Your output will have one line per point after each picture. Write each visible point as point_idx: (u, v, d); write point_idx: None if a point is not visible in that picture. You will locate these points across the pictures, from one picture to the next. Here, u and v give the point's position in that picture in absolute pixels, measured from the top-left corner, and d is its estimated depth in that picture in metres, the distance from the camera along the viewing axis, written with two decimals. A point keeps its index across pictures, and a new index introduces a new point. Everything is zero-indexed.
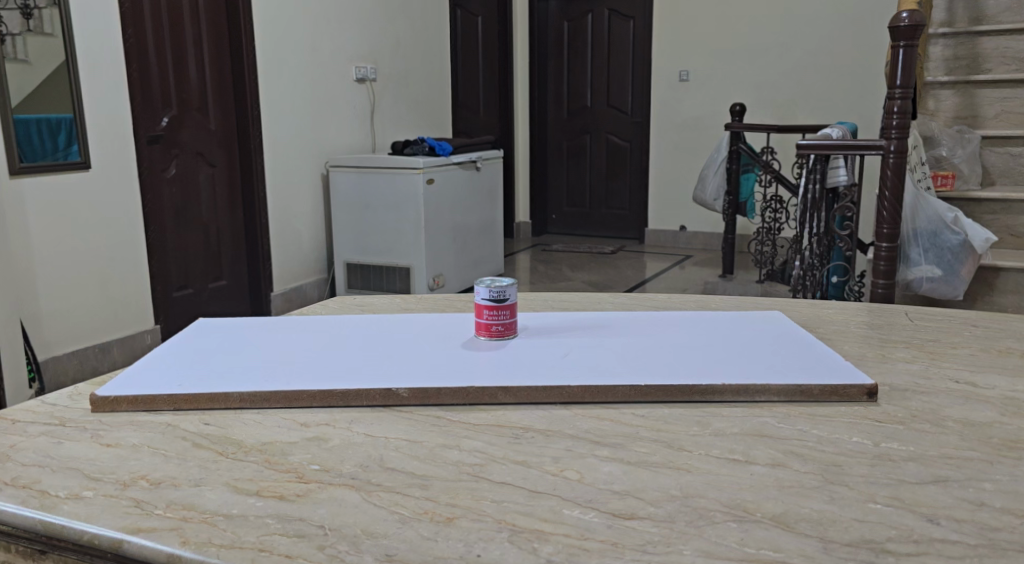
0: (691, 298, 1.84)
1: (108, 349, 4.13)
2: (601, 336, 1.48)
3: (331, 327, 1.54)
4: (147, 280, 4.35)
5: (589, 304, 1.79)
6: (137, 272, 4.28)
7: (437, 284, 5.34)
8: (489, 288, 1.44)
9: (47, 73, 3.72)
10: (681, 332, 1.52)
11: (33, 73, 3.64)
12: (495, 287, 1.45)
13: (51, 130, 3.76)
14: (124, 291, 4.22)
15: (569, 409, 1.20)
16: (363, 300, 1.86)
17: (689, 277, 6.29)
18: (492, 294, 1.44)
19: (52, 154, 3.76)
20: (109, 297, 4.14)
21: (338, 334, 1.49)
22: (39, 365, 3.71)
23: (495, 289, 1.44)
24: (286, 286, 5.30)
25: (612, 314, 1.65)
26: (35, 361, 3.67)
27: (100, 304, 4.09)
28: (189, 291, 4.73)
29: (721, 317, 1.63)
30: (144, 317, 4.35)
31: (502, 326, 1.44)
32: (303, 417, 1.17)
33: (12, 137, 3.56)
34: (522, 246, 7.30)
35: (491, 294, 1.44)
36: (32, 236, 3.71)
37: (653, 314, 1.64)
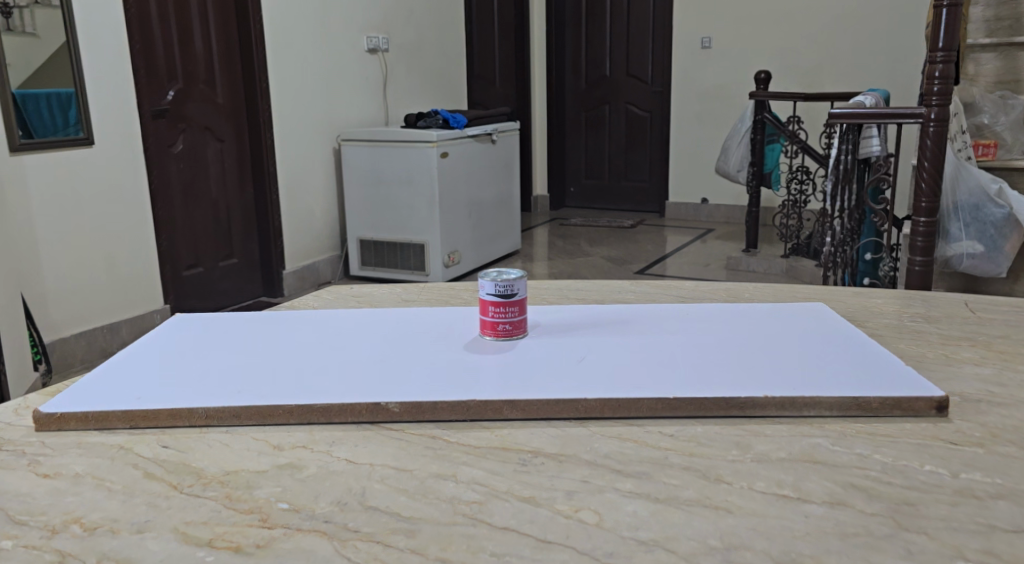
0: (719, 286, 1.66)
1: (117, 329, 4.01)
2: (621, 335, 1.31)
3: (316, 325, 1.38)
4: (156, 259, 4.22)
5: (607, 294, 1.62)
6: (145, 251, 4.15)
7: (453, 261, 5.18)
8: (493, 283, 1.27)
9: (56, 46, 3.61)
10: (710, 329, 1.34)
11: (41, 47, 3.54)
12: (501, 280, 1.27)
13: (62, 104, 3.66)
14: (132, 270, 4.09)
15: (585, 427, 1.03)
16: (357, 291, 1.70)
17: (711, 252, 6.11)
18: (498, 289, 1.27)
19: (63, 129, 3.67)
20: (117, 276, 4.01)
21: (324, 334, 1.34)
22: (46, 347, 3.59)
23: (500, 285, 1.27)
24: (299, 264, 5.16)
25: (632, 308, 1.47)
26: (42, 343, 3.54)
27: (108, 284, 3.97)
28: (200, 270, 4.60)
29: (756, 311, 1.45)
30: (153, 299, 4.22)
31: (510, 326, 1.27)
32: (278, 438, 1.01)
33: (12, 113, 3.44)
34: (540, 220, 7.11)
35: (498, 289, 1.27)
36: (33, 216, 3.57)
37: (679, 307, 1.47)
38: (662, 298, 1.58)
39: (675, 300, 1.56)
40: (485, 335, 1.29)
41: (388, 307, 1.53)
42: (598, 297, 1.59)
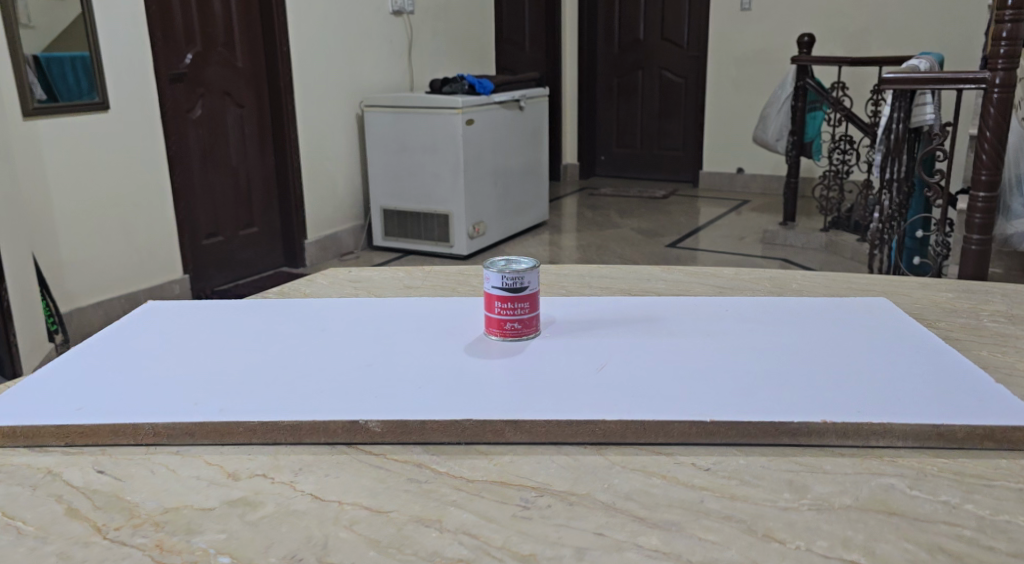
0: (763, 275, 1.47)
1: (136, 299, 3.91)
2: (652, 336, 1.12)
3: (298, 323, 1.22)
4: (175, 228, 4.08)
5: (634, 282, 1.44)
6: (163, 220, 4.01)
7: (478, 232, 5.00)
8: (501, 275, 1.08)
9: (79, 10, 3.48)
10: (754, 329, 1.15)
11: (65, 10, 3.42)
12: (510, 271, 1.08)
13: (87, 68, 3.55)
14: (151, 238, 3.97)
15: (604, 456, 0.85)
16: (355, 275, 1.53)
17: (746, 224, 5.87)
18: (506, 282, 1.09)
19: (88, 95, 3.56)
20: (135, 245, 3.89)
21: (306, 334, 1.17)
22: (62, 317, 3.50)
23: (509, 278, 1.08)
24: (321, 233, 5.01)
25: (662, 301, 1.28)
26: (58, 313, 3.44)
27: (126, 253, 3.85)
28: (220, 238, 4.48)
29: (806, 307, 1.25)
30: (172, 270, 4.10)
31: (522, 323, 1.10)
32: (236, 463, 0.85)
33: (28, 78, 3.29)
34: (569, 189, 6.89)
35: (505, 282, 1.09)
36: (48, 183, 3.45)
37: (714, 301, 1.28)
38: (699, 289, 1.39)
39: (714, 293, 1.37)
40: (489, 335, 1.11)
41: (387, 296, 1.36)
42: (624, 286, 1.41)
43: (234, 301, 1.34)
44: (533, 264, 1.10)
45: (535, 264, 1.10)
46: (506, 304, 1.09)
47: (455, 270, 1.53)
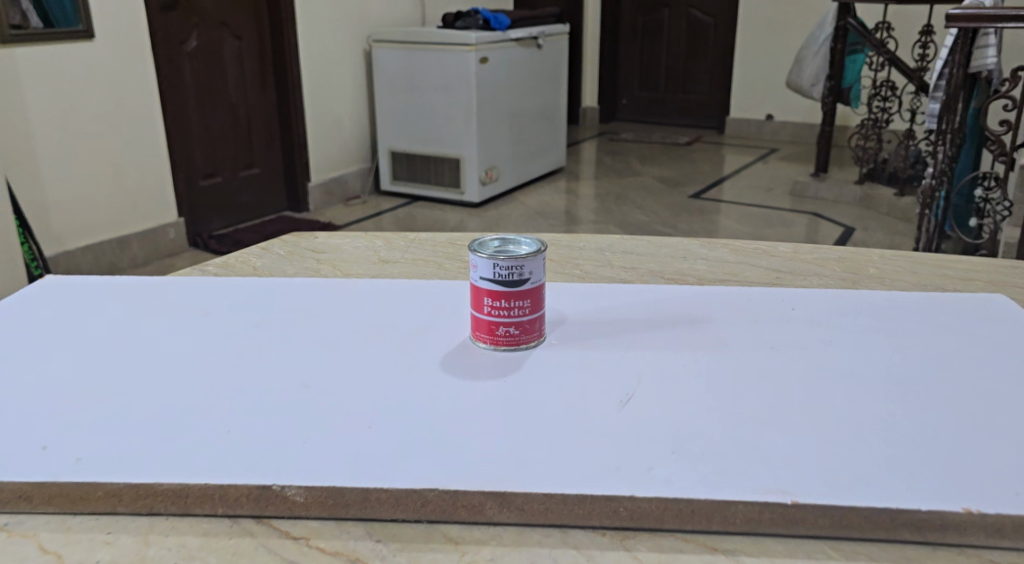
0: (830, 255, 1.17)
1: (129, 244, 3.48)
2: (696, 348, 0.82)
3: (223, 314, 0.92)
4: (170, 171, 3.62)
5: (667, 262, 1.14)
6: (157, 162, 3.55)
7: (490, 178, 4.67)
8: (494, 265, 0.79)
9: None
10: (835, 338, 0.85)
11: None
12: (506, 259, 0.79)
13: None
14: (145, 182, 3.52)
15: (632, 554, 0.58)
16: (322, 243, 1.24)
17: (775, 175, 5.51)
18: (499, 274, 0.79)
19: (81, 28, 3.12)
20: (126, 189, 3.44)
21: (231, 329, 0.88)
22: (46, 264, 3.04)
23: (504, 269, 0.79)
24: (324, 177, 4.67)
25: (707, 293, 0.98)
26: (40, 257, 2.99)
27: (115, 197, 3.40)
28: (218, 179, 4.16)
29: (902, 306, 0.94)
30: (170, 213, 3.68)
31: (524, 328, 0.82)
32: (87, 551, 0.58)
33: None
34: (587, 134, 6.51)
35: (498, 274, 0.79)
36: (28, 115, 3.03)
37: (775, 293, 0.98)
38: (753, 276, 1.10)
39: (771, 282, 1.08)
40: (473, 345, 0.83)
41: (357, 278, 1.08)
42: (654, 269, 1.12)
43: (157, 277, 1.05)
44: (540, 247, 0.81)
45: (542, 248, 0.81)
46: (501, 303, 0.81)
47: (444, 242, 1.24)
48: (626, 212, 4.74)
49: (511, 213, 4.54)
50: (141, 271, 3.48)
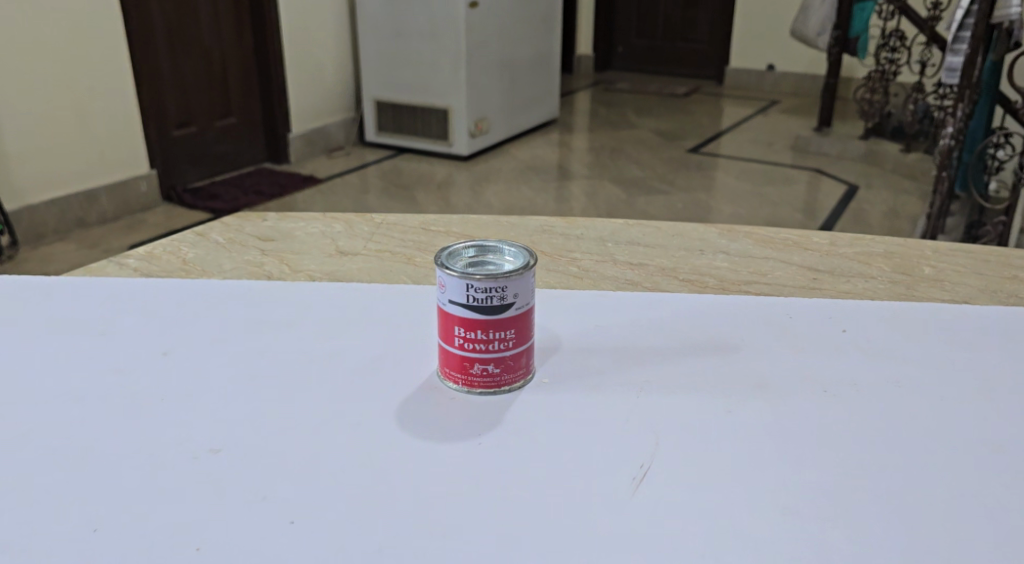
0: (874, 249, 0.99)
1: (97, 197, 3.05)
2: (724, 395, 0.64)
3: (128, 333, 0.74)
4: (140, 119, 3.17)
5: (683, 260, 0.95)
6: (125, 108, 3.11)
7: (480, 130, 4.42)
8: (468, 287, 0.61)
9: None
10: (896, 381, 0.67)
11: None
12: (484, 279, 0.60)
13: None
14: (112, 131, 3.08)
15: None
16: (270, 228, 1.04)
17: (776, 129, 5.28)
18: (473, 298, 0.61)
19: None
20: (90, 139, 3.00)
21: (133, 358, 0.70)
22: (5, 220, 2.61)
23: (481, 293, 0.61)
24: (306, 127, 4.28)
25: (735, 304, 0.79)
26: None
27: (78, 148, 2.97)
28: (193, 129, 3.76)
29: (982, 327, 0.76)
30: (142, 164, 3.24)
31: (508, 367, 0.63)
32: None
33: None
34: (581, 84, 6.23)
35: (474, 298, 0.61)
36: None
37: (818, 306, 0.79)
38: (785, 277, 0.92)
39: (808, 287, 0.90)
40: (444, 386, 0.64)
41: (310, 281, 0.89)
42: (665, 267, 0.94)
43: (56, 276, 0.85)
44: (530, 262, 0.62)
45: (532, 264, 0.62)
46: (476, 335, 0.62)
47: (416, 228, 1.05)
48: (621, 167, 4.52)
49: (501, 167, 4.31)
50: (109, 228, 3.05)
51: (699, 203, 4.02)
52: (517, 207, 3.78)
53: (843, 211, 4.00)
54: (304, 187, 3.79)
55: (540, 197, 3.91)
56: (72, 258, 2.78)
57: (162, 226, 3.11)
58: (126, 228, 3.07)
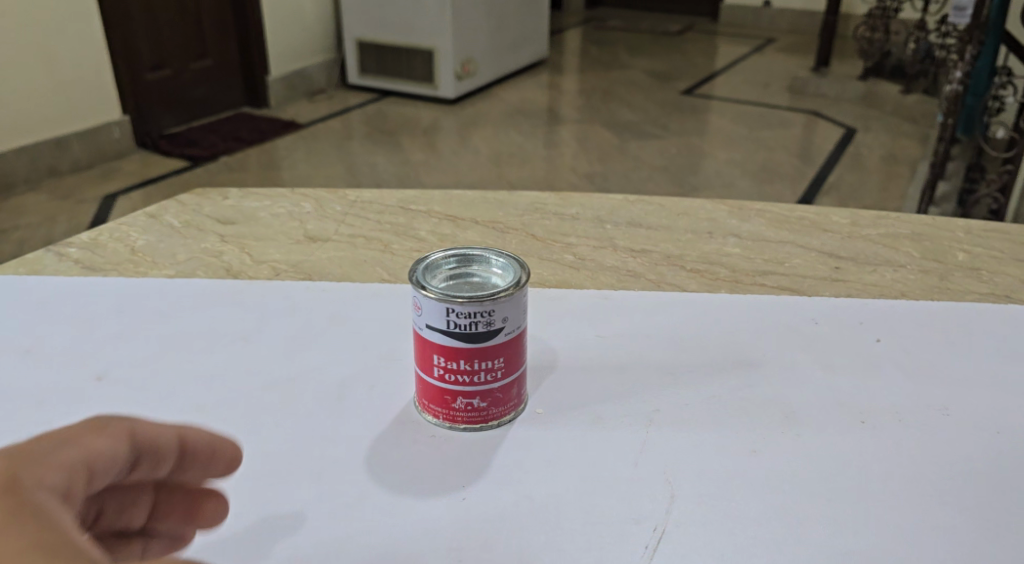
0: (900, 230, 0.89)
1: (67, 144, 2.90)
2: (744, 431, 0.59)
3: (61, 351, 0.67)
4: (109, 59, 2.99)
5: (693, 247, 0.86)
6: (92, 47, 2.92)
7: (468, 72, 4.25)
8: (449, 311, 0.55)
9: None
10: (947, 410, 0.61)
11: None
12: (469, 303, 0.54)
13: None
14: (80, 72, 2.89)
15: None
16: (232, 208, 0.94)
17: (772, 68, 5.12)
18: (456, 325, 0.55)
19: None
20: (58, 82, 2.83)
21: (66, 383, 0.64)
22: None
23: (464, 317, 0.55)
24: (286, 69, 4.09)
25: (755, 307, 0.73)
26: None
27: (45, 91, 2.79)
28: (167, 73, 3.53)
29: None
30: (113, 109, 3.07)
31: (498, 397, 0.59)
32: None
33: None
34: (572, 21, 6.01)
35: (456, 325, 0.55)
36: None
37: (855, 309, 0.72)
38: (804, 267, 0.82)
39: (830, 278, 0.80)
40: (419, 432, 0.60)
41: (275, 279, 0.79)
42: (669, 255, 0.84)
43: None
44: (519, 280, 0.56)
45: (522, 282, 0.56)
46: (459, 365, 0.57)
47: (395, 207, 0.94)
48: (613, 110, 4.38)
49: (489, 111, 4.15)
50: (83, 177, 2.91)
51: (693, 148, 3.89)
52: (507, 152, 3.65)
53: (842, 155, 3.88)
54: (284, 133, 3.63)
55: (530, 142, 3.77)
56: (43, 210, 2.66)
57: (137, 173, 2.98)
58: (100, 176, 2.93)
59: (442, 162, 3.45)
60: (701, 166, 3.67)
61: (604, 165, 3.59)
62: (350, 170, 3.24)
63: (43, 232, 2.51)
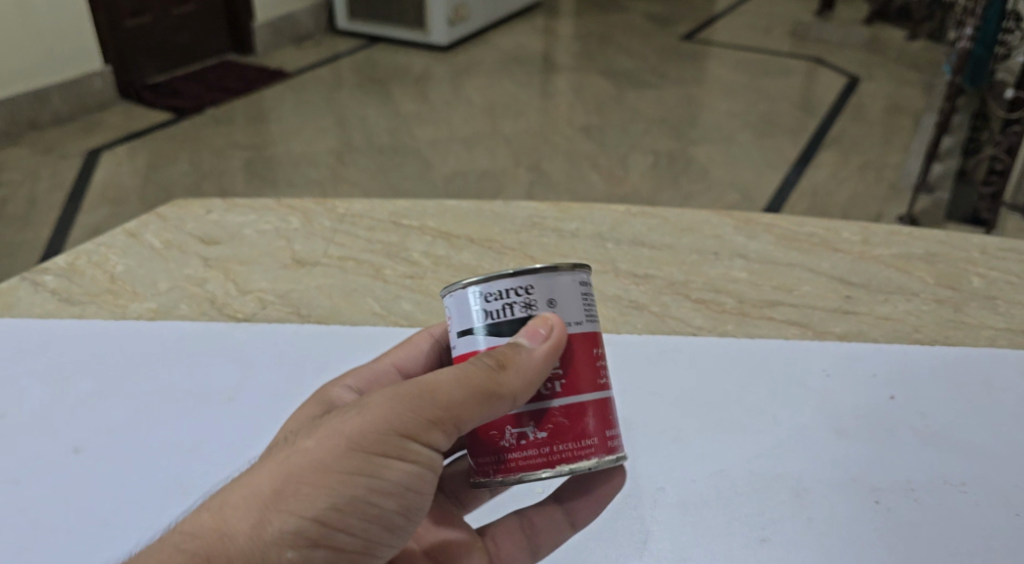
0: (913, 250, 1.05)
1: (48, 97, 2.81)
2: (765, 509, 0.80)
3: (48, 420, 0.86)
4: (85, 5, 2.86)
5: (710, 264, 1.04)
6: None
7: (459, 16, 4.13)
8: (484, 293, 0.66)
9: None
10: (951, 480, 0.81)
11: None
12: (504, 278, 0.66)
13: None
14: (56, 21, 2.78)
15: None
16: (215, 223, 1.12)
17: (774, 12, 5.00)
18: (486, 309, 0.66)
19: None
20: (35, 30, 2.72)
21: (50, 466, 0.83)
22: None
23: (499, 296, 0.66)
24: (272, 12, 3.91)
25: (781, 351, 0.93)
26: None
27: (21, 40, 2.69)
28: (148, 19, 3.38)
29: (998, 402, 0.87)
30: (93, 58, 2.96)
31: (559, 425, 0.65)
32: None
33: None
34: None
35: (486, 308, 0.66)
36: None
37: (862, 360, 0.91)
38: (816, 295, 0.99)
39: (839, 309, 0.97)
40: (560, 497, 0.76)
41: (261, 315, 0.98)
42: (679, 282, 1.01)
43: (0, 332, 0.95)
44: (556, 263, 0.66)
45: (557, 264, 0.66)
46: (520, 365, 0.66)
47: (387, 222, 1.11)
48: (610, 57, 4.26)
49: (482, 58, 4.03)
50: (65, 131, 2.83)
51: (693, 99, 3.79)
52: (500, 102, 3.56)
53: (844, 105, 3.82)
54: (271, 83, 3.51)
55: (525, 93, 3.67)
56: (25, 166, 2.60)
57: (121, 126, 2.90)
58: (83, 130, 2.85)
59: (435, 113, 3.36)
60: (701, 119, 3.57)
61: (603, 117, 3.51)
62: (339, 123, 3.15)
63: (27, 191, 2.46)
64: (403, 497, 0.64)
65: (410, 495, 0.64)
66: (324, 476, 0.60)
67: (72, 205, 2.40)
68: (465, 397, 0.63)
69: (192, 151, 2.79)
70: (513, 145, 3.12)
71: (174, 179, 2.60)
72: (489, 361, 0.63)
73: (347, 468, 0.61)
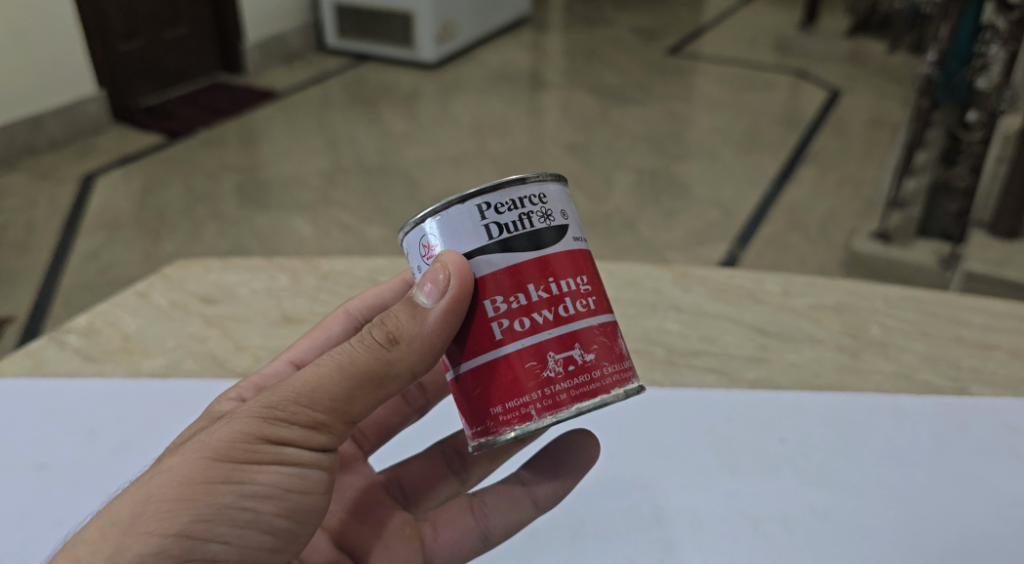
0: (826, 300, 1.20)
1: (43, 121, 2.94)
2: (661, 539, 0.92)
3: (80, 470, 0.99)
4: (77, 32, 2.98)
5: (644, 314, 1.18)
6: (60, 21, 2.91)
7: (446, 33, 4.24)
8: (487, 211, 0.71)
9: None
10: (818, 508, 0.94)
11: None
12: (511, 190, 0.72)
13: None
14: (49, 48, 2.90)
15: None
16: (214, 283, 1.25)
17: (758, 25, 5.12)
18: (497, 225, 0.71)
19: None
20: (29, 58, 2.84)
21: (83, 509, 0.95)
22: None
23: (499, 209, 0.72)
24: (263, 32, 4.02)
25: (693, 399, 1.06)
26: None
27: (15, 68, 2.81)
28: (140, 43, 3.49)
29: (876, 440, 1.00)
30: (86, 82, 3.08)
31: (602, 343, 0.72)
32: None
33: None
34: None
35: (496, 224, 0.71)
36: None
37: (764, 404, 1.04)
38: (735, 343, 1.13)
39: (755, 356, 1.12)
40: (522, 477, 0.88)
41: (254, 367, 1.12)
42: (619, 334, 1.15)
43: (34, 389, 1.08)
44: (544, 177, 0.75)
45: (550, 174, 0.75)
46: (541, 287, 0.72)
47: (367, 281, 1.25)
48: (595, 72, 4.38)
49: (470, 76, 4.15)
50: (61, 155, 2.96)
51: (676, 115, 3.91)
52: (487, 120, 3.67)
53: (822, 118, 3.93)
54: (263, 104, 3.63)
55: (512, 111, 3.79)
56: (25, 191, 2.72)
57: (115, 150, 3.02)
58: (78, 154, 2.98)
59: (423, 133, 3.48)
60: (682, 136, 3.69)
61: (587, 135, 3.63)
62: (330, 144, 3.27)
63: (26, 216, 2.59)
64: (295, 489, 0.72)
65: (289, 496, 0.72)
66: (204, 475, 0.68)
67: (70, 230, 2.52)
68: (350, 384, 0.71)
69: (185, 174, 2.91)
70: (498, 164, 3.24)
71: (168, 202, 2.72)
72: (382, 338, 0.71)
73: (211, 481, 0.68)
